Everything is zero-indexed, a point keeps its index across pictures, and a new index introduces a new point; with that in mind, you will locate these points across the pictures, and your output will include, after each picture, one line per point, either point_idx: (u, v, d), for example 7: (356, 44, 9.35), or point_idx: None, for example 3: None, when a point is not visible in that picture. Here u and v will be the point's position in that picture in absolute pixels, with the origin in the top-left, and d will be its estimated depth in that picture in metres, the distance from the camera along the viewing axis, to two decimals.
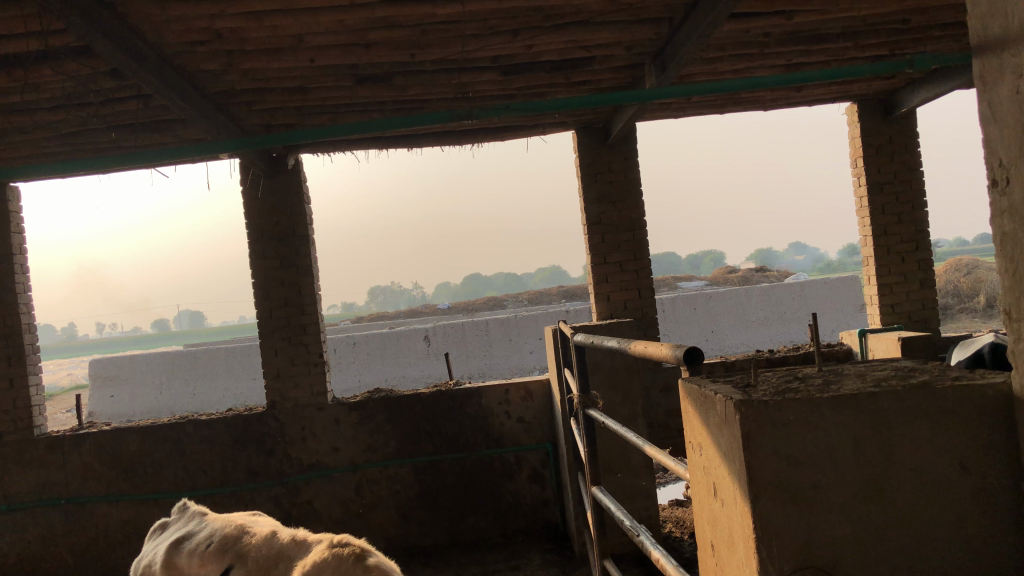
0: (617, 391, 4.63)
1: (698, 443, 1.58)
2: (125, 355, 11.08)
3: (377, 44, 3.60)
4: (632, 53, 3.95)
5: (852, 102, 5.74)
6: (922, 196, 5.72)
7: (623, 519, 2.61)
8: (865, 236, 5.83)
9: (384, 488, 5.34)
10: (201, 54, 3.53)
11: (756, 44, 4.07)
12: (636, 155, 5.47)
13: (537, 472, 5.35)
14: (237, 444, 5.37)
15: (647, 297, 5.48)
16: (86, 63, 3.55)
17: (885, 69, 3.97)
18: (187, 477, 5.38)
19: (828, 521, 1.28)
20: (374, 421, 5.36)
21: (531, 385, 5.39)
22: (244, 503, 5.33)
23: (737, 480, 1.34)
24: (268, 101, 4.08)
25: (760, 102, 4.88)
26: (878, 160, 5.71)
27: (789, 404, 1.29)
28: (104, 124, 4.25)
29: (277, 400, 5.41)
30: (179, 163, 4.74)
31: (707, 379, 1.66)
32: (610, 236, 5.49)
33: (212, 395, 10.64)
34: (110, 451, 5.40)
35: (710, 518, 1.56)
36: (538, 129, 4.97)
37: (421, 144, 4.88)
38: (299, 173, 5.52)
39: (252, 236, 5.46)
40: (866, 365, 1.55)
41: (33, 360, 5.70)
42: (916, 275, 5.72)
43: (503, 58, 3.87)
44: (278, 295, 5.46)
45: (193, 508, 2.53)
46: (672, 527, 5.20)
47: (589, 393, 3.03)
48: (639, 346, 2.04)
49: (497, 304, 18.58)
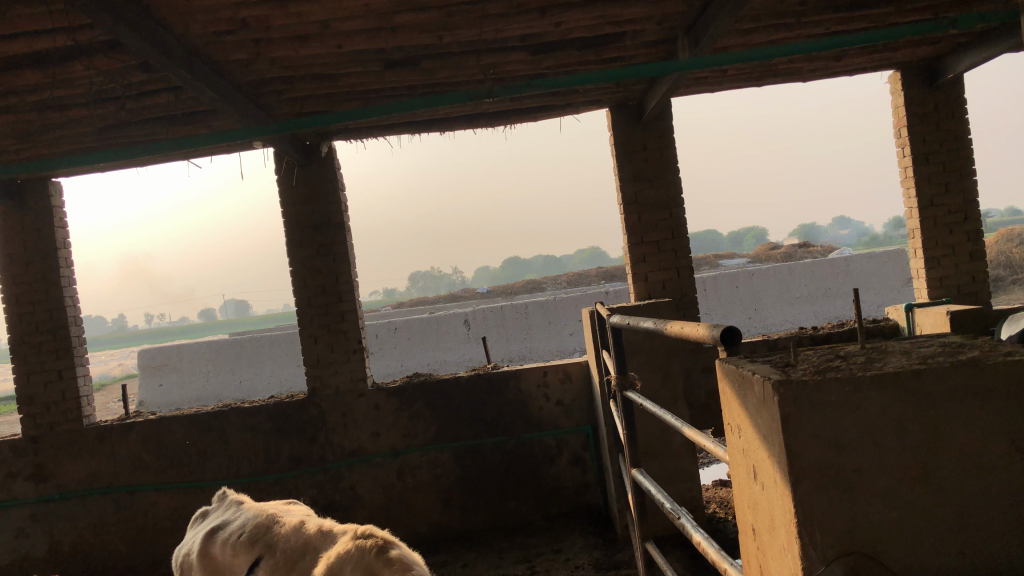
0: (657, 373, 4.58)
1: (737, 425, 1.54)
2: (173, 344, 11.32)
3: (404, 27, 3.57)
4: (663, 27, 3.87)
5: (895, 70, 5.57)
6: (971, 165, 5.53)
7: (663, 503, 2.57)
8: (911, 208, 5.67)
9: (426, 473, 5.36)
10: (229, 44, 3.53)
11: (792, 14, 3.96)
12: (672, 132, 5.38)
13: (578, 455, 5.33)
14: (280, 431, 5.43)
15: (686, 277, 5.40)
16: (116, 57, 3.58)
17: (926, 30, 3.83)
18: (231, 464, 5.46)
19: (872, 506, 1.23)
20: (414, 406, 5.38)
21: (570, 368, 5.36)
22: (288, 490, 5.39)
23: (777, 464, 1.30)
24: (298, 89, 4.08)
25: (798, 73, 4.76)
26: (924, 130, 5.54)
27: (829, 384, 1.24)
28: (138, 117, 4.30)
29: (318, 387, 5.45)
30: (213, 154, 4.77)
31: (745, 359, 1.61)
32: (647, 216, 5.41)
33: (256, 383, 10.78)
34: (157, 440, 5.50)
35: (751, 502, 1.52)
36: (570, 108, 4.90)
37: (453, 128, 4.85)
38: (333, 160, 5.53)
39: (288, 225, 5.50)
40: (912, 342, 1.49)
41: (80, 352, 5.83)
42: (965, 247, 5.55)
43: (532, 37, 3.82)
44: (316, 282, 5.49)
45: (231, 496, 2.55)
46: (716, 508, 5.14)
47: (627, 375, 2.99)
48: (675, 327, 1.99)
49: (536, 286, 18.56)
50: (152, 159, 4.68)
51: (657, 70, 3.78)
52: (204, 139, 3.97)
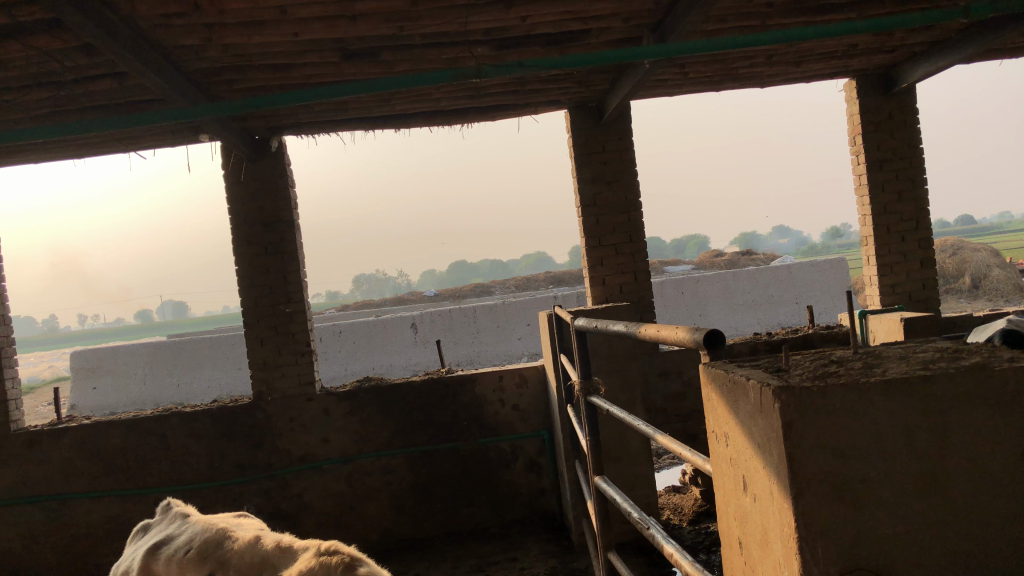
0: (616, 376, 4.52)
1: (724, 433, 1.47)
2: (108, 346, 10.87)
3: (366, 16, 3.44)
4: (629, 25, 3.82)
5: (850, 78, 5.63)
6: (923, 174, 5.62)
7: (630, 511, 2.48)
8: (863, 215, 5.73)
9: (377, 480, 5.21)
10: (180, 28, 3.36)
11: (759, 15, 3.95)
12: (631, 134, 5.35)
13: (533, 461, 5.25)
14: (224, 437, 5.22)
15: (643, 280, 5.37)
16: (56, 38, 3.37)
17: (940, 17, 3.69)
18: (172, 471, 5.23)
19: (877, 518, 1.16)
20: (365, 411, 5.22)
21: (526, 372, 5.27)
22: (233, 497, 5.19)
23: (776, 474, 1.23)
24: (250, 78, 3.92)
25: (758, 78, 4.77)
26: (878, 137, 5.61)
27: (833, 390, 1.17)
28: (77, 104, 4.07)
29: (264, 391, 5.27)
30: (157, 146, 4.56)
31: (732, 364, 1.54)
32: (605, 219, 5.36)
33: (197, 386, 10.48)
34: (91, 446, 5.23)
35: (739, 514, 1.45)
36: (529, 107, 4.83)
37: (409, 125, 4.74)
38: (283, 156, 5.35)
39: (235, 222, 5.30)
40: (904, 347, 1.44)
41: (8, 353, 5.52)
42: (916, 255, 5.64)
43: (496, 32, 3.73)
44: (263, 282, 5.31)
45: (176, 508, 2.38)
46: (671, 514, 5.10)
47: (591, 380, 2.91)
48: (651, 330, 1.93)
49: (484, 290, 18.49)
50: (93, 150, 4.45)
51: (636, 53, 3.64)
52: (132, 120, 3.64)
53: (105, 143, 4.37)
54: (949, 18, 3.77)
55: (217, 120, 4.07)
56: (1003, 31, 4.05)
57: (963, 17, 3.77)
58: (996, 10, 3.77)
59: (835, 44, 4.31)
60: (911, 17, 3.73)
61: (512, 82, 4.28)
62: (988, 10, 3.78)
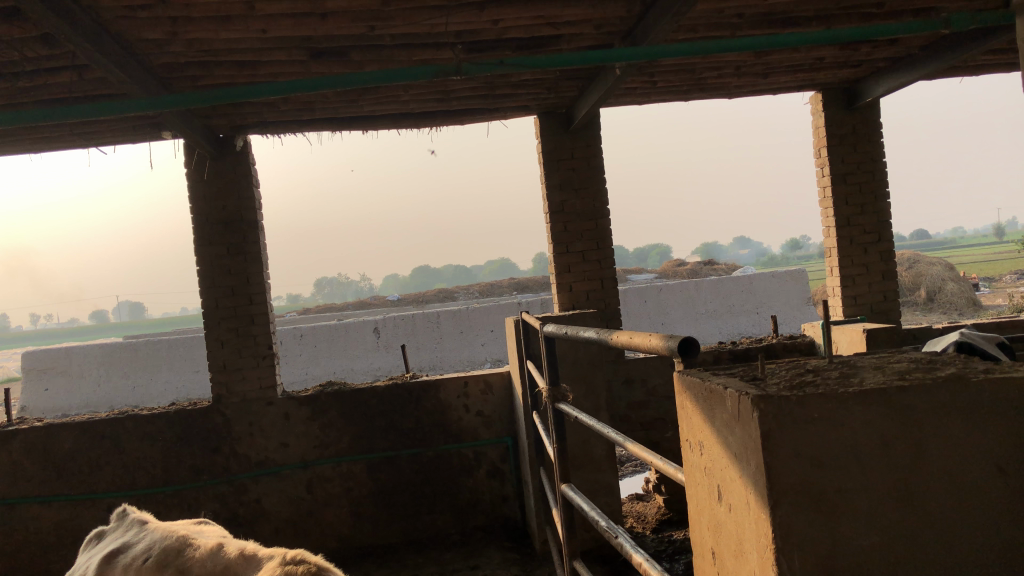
0: (581, 384, 4.51)
1: (698, 442, 1.46)
2: (62, 346, 10.60)
3: (336, 14, 3.39)
4: (601, 32, 3.82)
5: (816, 91, 5.71)
6: (885, 187, 5.71)
7: (598, 520, 2.44)
8: (827, 227, 5.81)
9: (338, 486, 5.13)
10: (143, 21, 3.28)
11: (728, 26, 3.99)
12: (600, 141, 5.36)
13: (496, 468, 5.21)
14: (181, 441, 5.11)
15: (610, 288, 5.37)
16: (13, 27, 3.26)
17: (919, 26, 3.73)
18: (126, 476, 5.09)
19: (853, 529, 1.16)
20: (327, 416, 5.14)
21: (491, 378, 5.23)
22: (189, 503, 5.07)
23: (752, 484, 1.21)
24: (215, 75, 3.85)
25: (726, 89, 4.80)
26: (842, 151, 5.69)
27: (811, 399, 1.16)
28: (34, 97, 3.96)
29: (223, 394, 5.16)
30: (116, 142, 4.45)
31: (707, 372, 1.52)
32: (572, 225, 5.35)
33: (152, 389, 10.26)
34: (41, 449, 5.07)
35: (713, 523, 1.43)
36: (499, 112, 4.80)
37: (377, 127, 4.69)
38: (247, 155, 5.26)
39: (196, 221, 5.19)
40: (879, 357, 1.44)
41: None
42: (877, 267, 5.72)
43: (468, 34, 3.71)
44: (224, 283, 5.21)
45: (132, 514, 2.29)
46: (633, 522, 5.10)
47: (559, 387, 2.88)
48: (624, 336, 1.91)
49: (447, 295, 18.44)
50: (49, 144, 4.33)
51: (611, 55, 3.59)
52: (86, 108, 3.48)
53: (62, 138, 4.26)
54: (926, 29, 3.78)
55: (180, 117, 3.98)
56: (967, 48, 4.12)
57: (941, 28, 3.77)
58: (974, 22, 3.77)
59: (802, 57, 4.36)
60: (889, 26, 3.76)
61: (482, 86, 4.25)
62: (966, 23, 3.78)
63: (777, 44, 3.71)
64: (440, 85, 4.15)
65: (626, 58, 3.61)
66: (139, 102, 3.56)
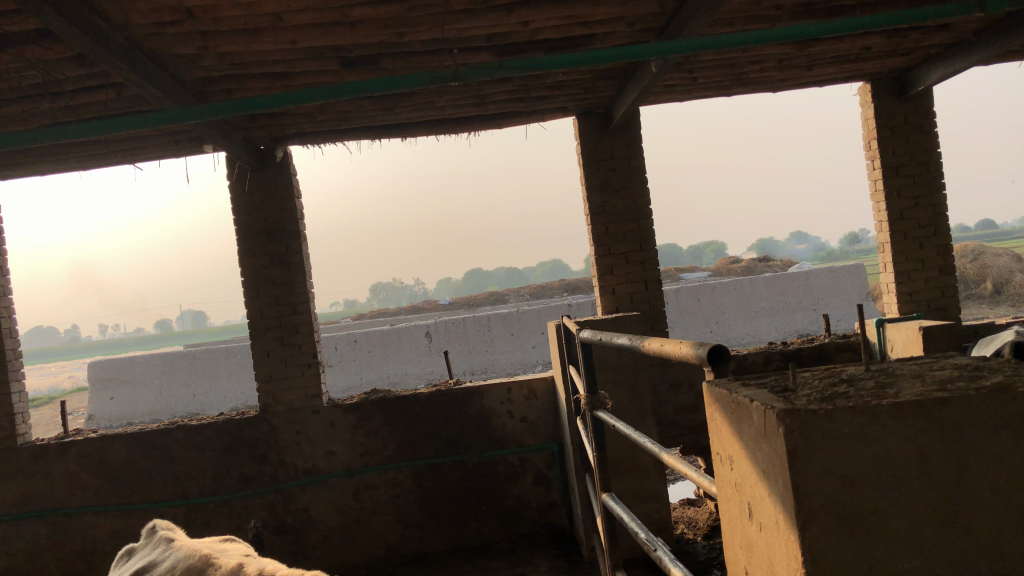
0: (625, 389, 4.43)
1: (728, 456, 1.38)
2: (124, 356, 10.85)
3: (363, 22, 3.38)
4: (634, 30, 3.75)
5: (865, 82, 5.53)
6: (940, 178, 5.50)
7: (637, 531, 2.38)
8: (880, 221, 5.62)
9: (384, 494, 5.14)
10: (174, 36, 3.32)
11: (767, 18, 3.88)
12: (640, 141, 5.27)
13: (542, 474, 5.15)
14: (229, 451, 5.17)
15: (654, 290, 5.28)
16: (49, 48, 3.33)
17: (949, 11, 3.57)
18: (177, 485, 5.18)
19: (891, 553, 1.07)
20: (371, 424, 5.16)
21: (535, 383, 5.18)
22: (238, 512, 5.14)
23: (780, 504, 1.14)
24: (250, 88, 3.89)
25: (769, 83, 4.67)
26: (894, 142, 5.50)
27: (840, 413, 1.09)
28: (76, 116, 4.04)
29: (270, 404, 5.21)
30: (158, 157, 4.52)
31: (737, 383, 1.45)
32: (614, 227, 5.27)
33: (211, 396, 10.46)
34: (96, 460, 5.19)
35: (745, 543, 1.35)
36: (536, 115, 4.75)
37: (415, 134, 4.68)
38: (288, 166, 5.31)
39: (240, 233, 5.25)
40: (921, 364, 1.35)
41: (14, 367, 5.52)
42: (934, 261, 5.51)
43: (498, 37, 3.67)
44: (269, 293, 5.26)
45: (161, 531, 2.28)
46: (684, 528, 4.99)
47: (597, 394, 2.82)
48: (655, 343, 1.84)
49: (498, 298, 18.42)
50: (93, 161, 4.43)
51: (644, 51, 3.51)
52: (121, 123, 3.52)
53: (106, 155, 4.35)
54: (959, 13, 3.61)
55: (218, 131, 4.03)
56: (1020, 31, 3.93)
57: (976, 12, 3.60)
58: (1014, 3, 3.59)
59: (848, 47, 4.22)
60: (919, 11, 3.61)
61: (516, 89, 4.21)
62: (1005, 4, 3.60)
63: (817, 34, 3.59)
64: (474, 90, 4.12)
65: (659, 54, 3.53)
66: (173, 116, 3.60)
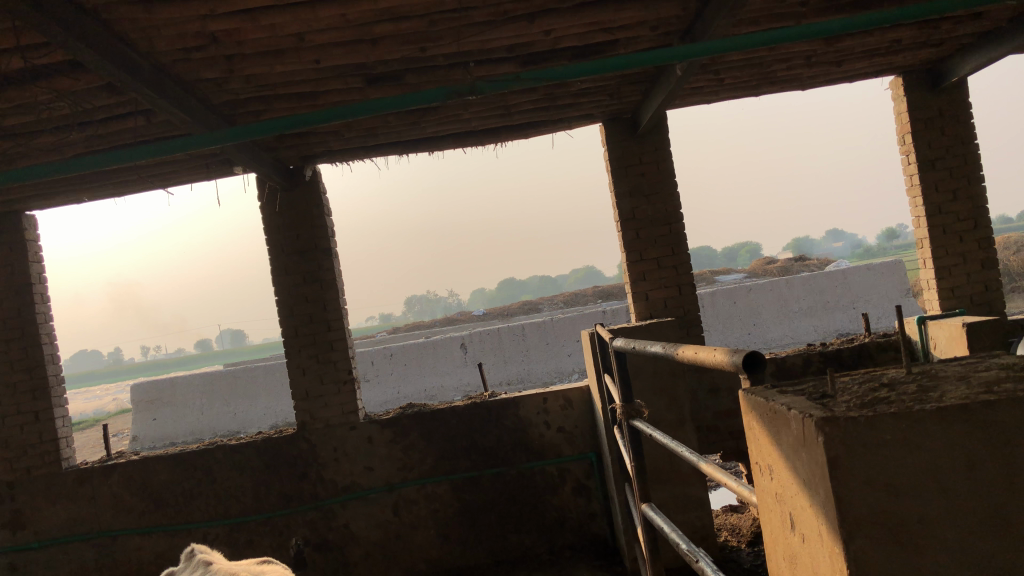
0: (662, 396, 4.38)
1: (767, 465, 1.35)
2: (166, 378, 11.01)
3: (385, 38, 3.39)
4: (658, 33, 3.72)
5: (896, 75, 5.43)
6: (979, 170, 5.37)
7: (679, 542, 2.33)
8: (918, 216, 5.50)
9: (423, 508, 5.14)
10: (199, 61, 3.37)
11: (792, 15, 3.83)
12: (668, 145, 5.23)
13: (582, 484, 5.11)
14: (269, 469, 5.20)
15: (688, 294, 5.22)
16: (79, 79, 3.40)
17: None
18: (218, 505, 5.23)
19: (940, 563, 1.03)
20: (409, 438, 5.16)
21: (571, 393, 5.15)
22: (280, 530, 5.16)
23: (823, 515, 1.10)
24: (276, 109, 3.92)
25: (797, 80, 4.61)
26: (928, 135, 5.39)
27: (881, 420, 1.05)
28: (109, 144, 4.12)
29: (307, 421, 5.24)
30: (190, 181, 4.58)
31: (775, 390, 1.41)
32: (645, 232, 5.23)
33: (252, 414, 10.56)
34: (139, 481, 5.26)
35: (788, 555, 1.31)
36: (562, 123, 4.73)
37: (442, 147, 4.69)
38: (317, 184, 5.35)
39: (273, 252, 5.31)
40: (965, 366, 1.30)
41: (57, 392, 5.62)
42: (976, 255, 5.38)
43: (521, 47, 3.66)
44: (302, 311, 5.29)
45: (199, 554, 2.29)
46: (728, 535, 4.92)
47: (633, 403, 2.78)
48: (689, 351, 1.81)
49: (532, 307, 18.39)
50: (127, 187, 4.50)
51: (669, 54, 3.47)
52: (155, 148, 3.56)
53: (139, 181, 4.43)
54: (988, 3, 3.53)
55: (247, 153, 4.07)
56: None
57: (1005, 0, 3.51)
58: None
59: (877, 41, 4.14)
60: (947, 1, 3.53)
61: (542, 98, 4.20)
62: None
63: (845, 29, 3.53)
64: (499, 101, 4.12)
65: (684, 57, 3.49)
66: (201, 140, 3.64)
